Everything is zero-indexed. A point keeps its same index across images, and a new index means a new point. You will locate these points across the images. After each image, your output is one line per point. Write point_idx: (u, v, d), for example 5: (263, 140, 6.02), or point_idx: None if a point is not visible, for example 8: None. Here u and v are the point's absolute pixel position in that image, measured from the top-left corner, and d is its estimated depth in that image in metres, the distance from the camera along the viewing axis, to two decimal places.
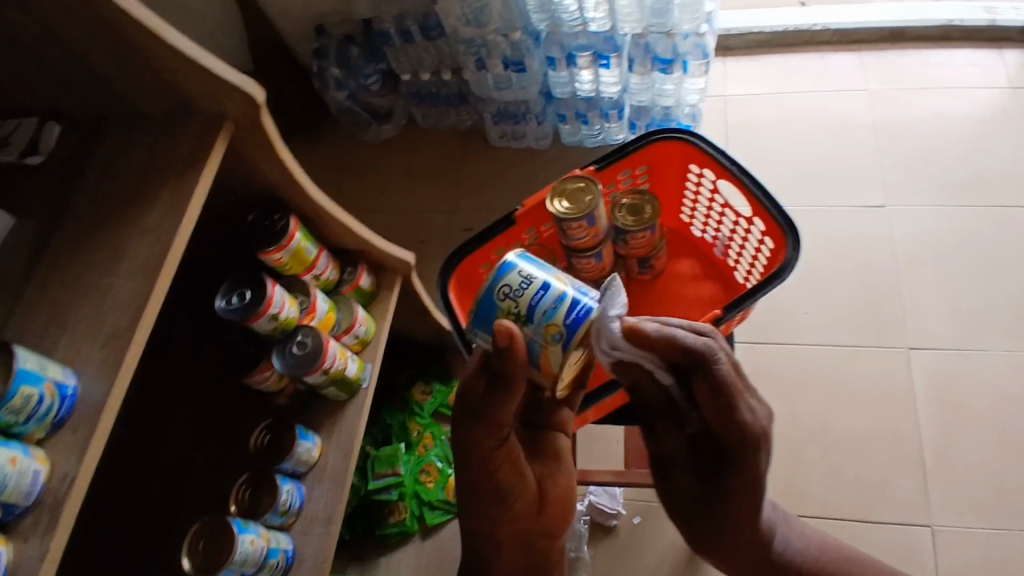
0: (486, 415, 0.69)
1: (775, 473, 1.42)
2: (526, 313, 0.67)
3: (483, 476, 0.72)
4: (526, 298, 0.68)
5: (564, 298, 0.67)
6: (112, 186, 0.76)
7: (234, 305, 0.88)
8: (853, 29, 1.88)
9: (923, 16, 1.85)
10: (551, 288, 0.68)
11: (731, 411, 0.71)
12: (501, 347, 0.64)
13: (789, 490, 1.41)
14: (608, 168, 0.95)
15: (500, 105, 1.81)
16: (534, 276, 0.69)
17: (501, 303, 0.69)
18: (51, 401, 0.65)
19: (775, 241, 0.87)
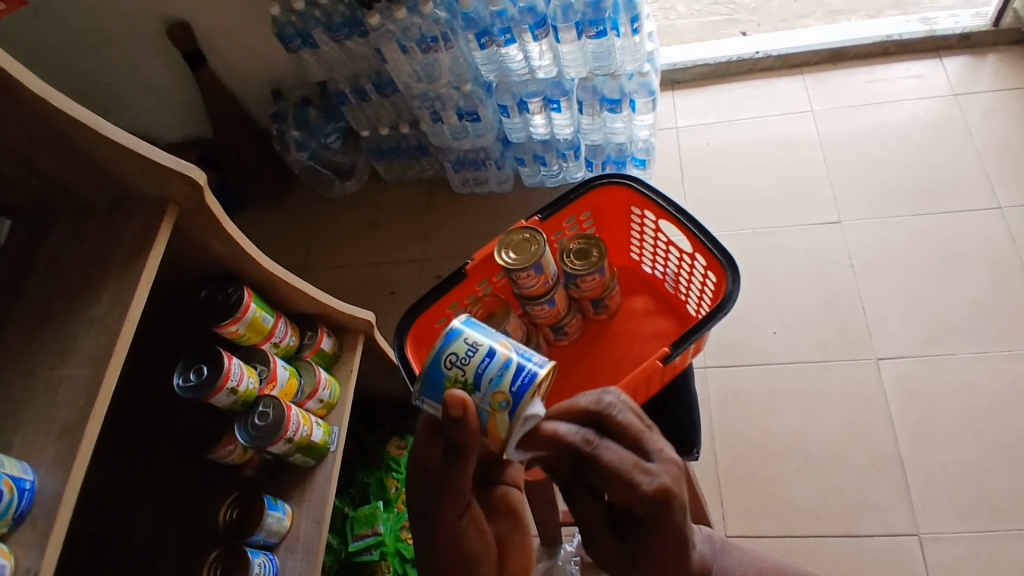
0: (445, 484, 0.69)
1: (758, 495, 1.43)
2: (473, 380, 0.68)
3: (448, 544, 0.70)
4: (473, 365, 0.68)
5: (510, 364, 0.68)
6: (61, 278, 0.77)
7: (191, 382, 0.88)
8: (794, 54, 1.95)
9: (860, 36, 1.94)
10: (496, 355, 0.69)
11: (631, 497, 0.63)
12: (454, 417, 0.66)
13: (775, 512, 1.41)
14: (552, 217, 0.97)
15: (459, 153, 1.85)
16: (479, 342, 0.70)
17: (447, 371, 0.69)
18: (10, 495, 0.62)
19: (717, 275, 0.90)
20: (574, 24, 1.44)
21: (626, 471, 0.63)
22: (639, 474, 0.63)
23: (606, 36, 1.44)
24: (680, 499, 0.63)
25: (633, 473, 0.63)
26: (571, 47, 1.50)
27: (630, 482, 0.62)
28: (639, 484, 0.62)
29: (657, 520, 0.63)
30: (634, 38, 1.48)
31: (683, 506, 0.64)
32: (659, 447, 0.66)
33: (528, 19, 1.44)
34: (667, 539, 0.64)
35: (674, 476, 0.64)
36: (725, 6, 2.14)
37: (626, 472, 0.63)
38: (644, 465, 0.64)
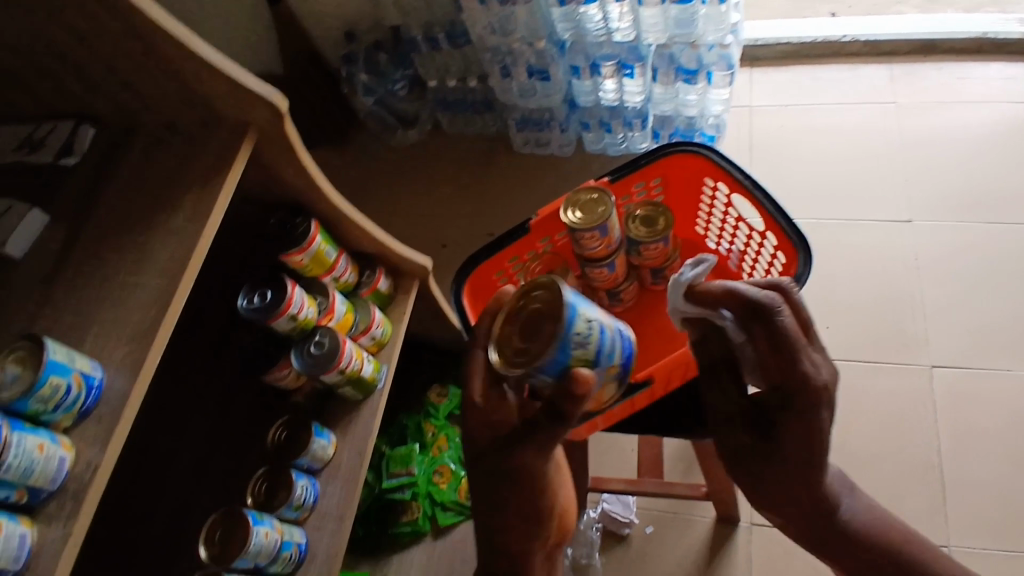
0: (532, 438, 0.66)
1: None
2: (594, 359, 0.64)
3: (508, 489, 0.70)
4: (595, 343, 0.64)
5: (615, 337, 0.68)
6: (139, 191, 0.80)
7: (255, 305, 0.91)
8: (884, 41, 1.86)
9: (955, 29, 1.84)
10: (606, 328, 0.66)
11: (793, 370, 0.63)
12: (576, 394, 0.61)
13: None
14: (622, 180, 0.96)
15: (524, 112, 1.83)
16: (593, 315, 0.64)
17: (571, 351, 0.62)
18: (78, 390, 0.66)
19: (787, 256, 0.88)
20: None
21: (799, 345, 0.63)
22: (806, 357, 0.64)
23: (691, 3, 1.40)
24: (829, 401, 0.65)
25: (808, 355, 0.64)
26: (653, 12, 1.45)
27: (797, 355, 0.63)
28: (804, 365, 0.63)
29: (801, 407, 0.64)
30: (720, 7, 1.42)
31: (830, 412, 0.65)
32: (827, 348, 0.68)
33: None
34: (800, 435, 0.66)
35: (838, 375, 0.66)
36: None
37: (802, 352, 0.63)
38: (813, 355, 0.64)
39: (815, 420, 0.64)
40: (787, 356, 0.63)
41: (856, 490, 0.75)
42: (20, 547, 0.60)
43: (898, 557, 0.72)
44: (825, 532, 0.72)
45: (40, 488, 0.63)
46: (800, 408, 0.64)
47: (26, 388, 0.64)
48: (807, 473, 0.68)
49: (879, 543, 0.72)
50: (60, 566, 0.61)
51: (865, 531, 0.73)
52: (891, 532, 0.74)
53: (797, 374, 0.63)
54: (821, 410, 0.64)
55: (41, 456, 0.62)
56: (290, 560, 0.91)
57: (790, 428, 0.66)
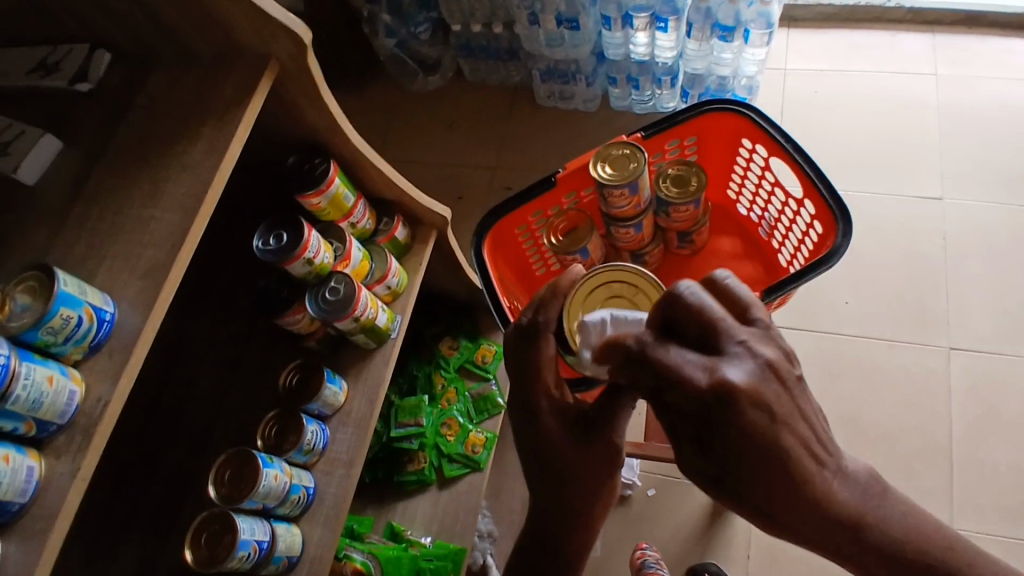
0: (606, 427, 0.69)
1: None
2: None
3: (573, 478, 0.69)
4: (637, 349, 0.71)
5: None
6: (155, 122, 0.76)
7: (271, 247, 0.89)
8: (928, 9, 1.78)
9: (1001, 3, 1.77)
10: None
11: (688, 397, 0.54)
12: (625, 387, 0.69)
13: None
14: (655, 137, 0.92)
15: (550, 63, 1.76)
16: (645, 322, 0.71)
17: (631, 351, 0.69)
18: (89, 324, 0.64)
19: (824, 227, 0.84)
20: None
21: (681, 369, 0.54)
22: (697, 374, 0.54)
23: None
24: (754, 400, 0.54)
25: (688, 370, 0.55)
26: None
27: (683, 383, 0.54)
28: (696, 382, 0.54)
29: (726, 420, 0.54)
30: None
31: (767, 409, 0.55)
32: (740, 335, 0.57)
33: None
34: (742, 447, 0.55)
35: (756, 369, 0.55)
36: None
37: (679, 370, 0.54)
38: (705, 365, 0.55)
39: (747, 425, 0.54)
40: (675, 386, 0.55)
41: (887, 492, 0.62)
42: (27, 481, 0.60)
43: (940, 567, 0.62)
44: (859, 552, 0.61)
45: (49, 421, 0.62)
46: (724, 424, 0.54)
47: (36, 318, 0.62)
48: (792, 479, 0.57)
49: (912, 554, 0.62)
50: (67, 500, 0.61)
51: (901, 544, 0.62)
52: (932, 533, 0.63)
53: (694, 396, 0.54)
54: (751, 425, 0.54)
55: (51, 389, 0.61)
56: (298, 503, 0.91)
57: (736, 443, 0.55)
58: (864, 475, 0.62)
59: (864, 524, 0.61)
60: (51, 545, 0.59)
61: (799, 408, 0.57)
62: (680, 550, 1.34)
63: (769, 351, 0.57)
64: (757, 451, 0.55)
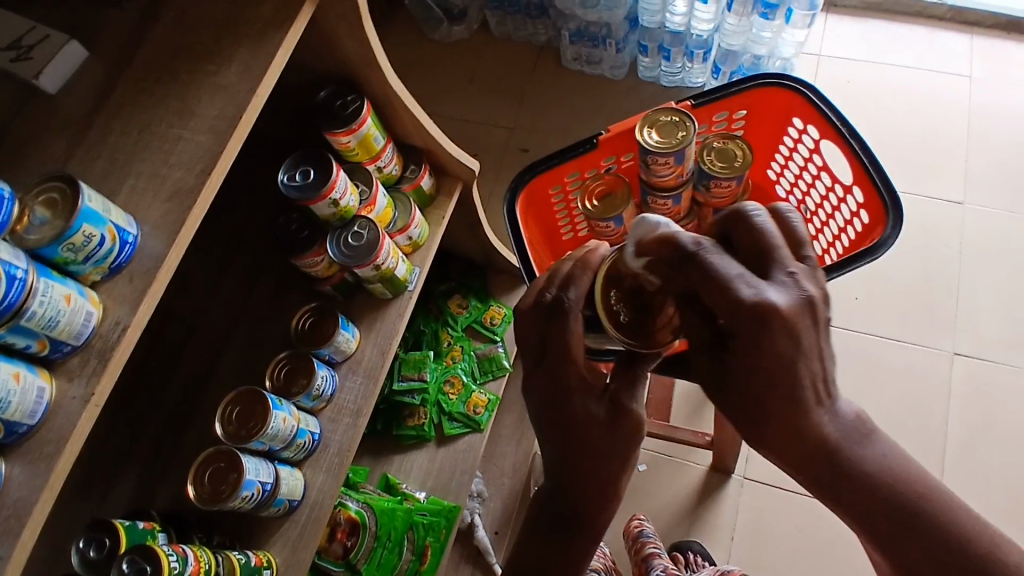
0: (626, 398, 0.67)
1: None
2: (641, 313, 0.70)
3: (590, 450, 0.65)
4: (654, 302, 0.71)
5: None
6: (185, 37, 0.72)
7: (296, 183, 0.85)
8: (970, 9, 1.74)
9: None
10: None
11: (727, 306, 0.52)
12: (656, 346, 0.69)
13: None
14: (705, 107, 0.88)
15: (582, 24, 1.70)
16: None
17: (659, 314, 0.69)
18: (112, 244, 0.61)
19: (871, 216, 0.82)
20: None
21: (730, 278, 0.51)
22: (742, 286, 0.51)
23: None
24: (789, 325, 0.52)
25: (737, 283, 0.52)
26: None
27: (727, 290, 0.51)
28: (738, 293, 0.51)
29: (752, 336, 0.52)
30: None
31: (793, 332, 0.53)
32: (792, 267, 0.54)
33: None
34: (754, 359, 0.54)
35: (799, 299, 0.53)
36: None
37: (727, 280, 0.51)
38: (750, 278, 0.52)
39: (772, 345, 0.53)
40: (718, 295, 0.51)
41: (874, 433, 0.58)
42: (37, 402, 0.58)
43: (922, 523, 0.55)
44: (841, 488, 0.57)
45: (64, 341, 0.59)
46: (745, 337, 0.53)
47: (56, 233, 0.59)
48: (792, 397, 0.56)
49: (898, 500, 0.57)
50: (80, 423, 0.59)
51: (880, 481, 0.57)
52: (915, 477, 0.57)
53: (732, 306, 0.52)
54: (778, 342, 0.53)
55: (69, 308, 0.58)
56: (303, 448, 0.89)
57: (750, 355, 0.54)
58: (852, 414, 0.59)
59: (843, 458, 0.57)
60: (61, 465, 0.58)
61: (820, 348, 0.55)
62: (667, 525, 1.34)
63: (813, 288, 0.54)
64: (769, 362, 0.54)
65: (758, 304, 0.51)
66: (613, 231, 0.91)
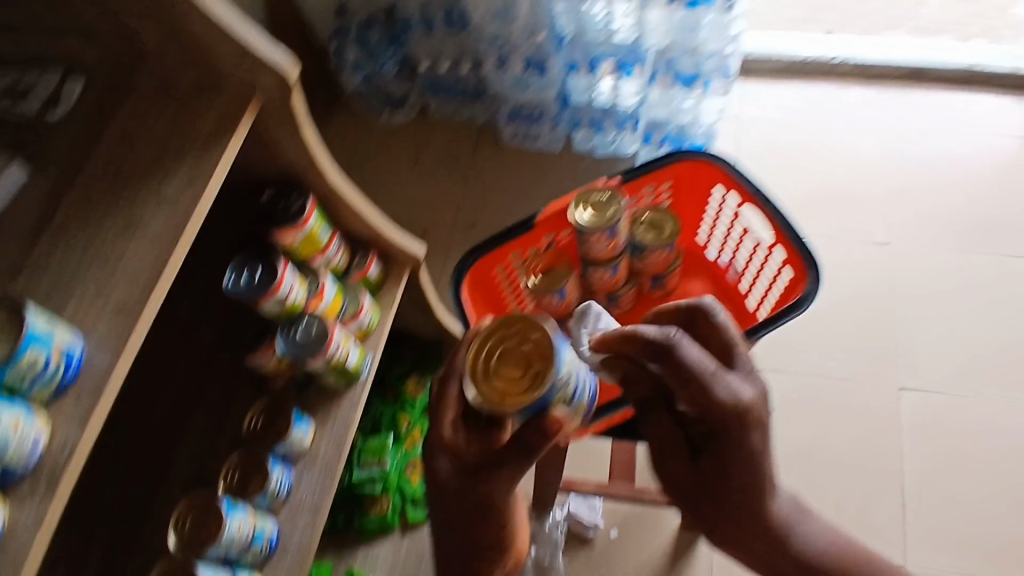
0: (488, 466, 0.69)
1: None
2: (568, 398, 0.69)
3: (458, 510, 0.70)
4: (570, 387, 0.69)
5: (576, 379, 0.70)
6: (127, 152, 0.74)
7: (243, 284, 0.87)
8: (875, 65, 1.89)
9: (945, 59, 1.87)
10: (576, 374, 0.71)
11: (706, 399, 0.67)
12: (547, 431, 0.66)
13: None
14: (631, 183, 0.94)
15: (514, 106, 1.82)
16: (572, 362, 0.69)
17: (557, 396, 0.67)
18: (57, 366, 0.61)
19: (794, 273, 0.88)
20: None
21: (707, 374, 0.66)
22: (716, 381, 0.67)
23: (697, 7, 1.44)
24: (756, 415, 0.69)
25: (712, 379, 0.67)
26: (660, 13, 1.48)
27: (706, 386, 0.66)
28: (715, 389, 0.66)
29: (729, 429, 0.68)
30: (726, 15, 1.46)
31: (758, 423, 0.69)
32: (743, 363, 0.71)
33: None
34: (728, 452, 0.71)
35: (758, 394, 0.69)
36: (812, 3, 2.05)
37: (705, 375, 0.66)
38: (720, 373, 0.68)
39: (747, 441, 0.69)
40: (698, 390, 0.66)
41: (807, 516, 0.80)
42: None
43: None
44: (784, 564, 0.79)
45: (13, 467, 0.59)
46: (725, 428, 0.69)
47: (6, 356, 0.61)
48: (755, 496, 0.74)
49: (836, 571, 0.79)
50: (31, 553, 0.57)
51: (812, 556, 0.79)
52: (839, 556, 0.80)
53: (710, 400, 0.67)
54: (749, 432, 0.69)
55: (16, 434, 0.58)
56: (260, 552, 0.87)
57: (725, 456, 0.71)
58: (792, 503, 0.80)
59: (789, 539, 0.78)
60: None
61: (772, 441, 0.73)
62: None
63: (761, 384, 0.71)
64: (741, 463, 0.71)
65: (732, 399, 0.67)
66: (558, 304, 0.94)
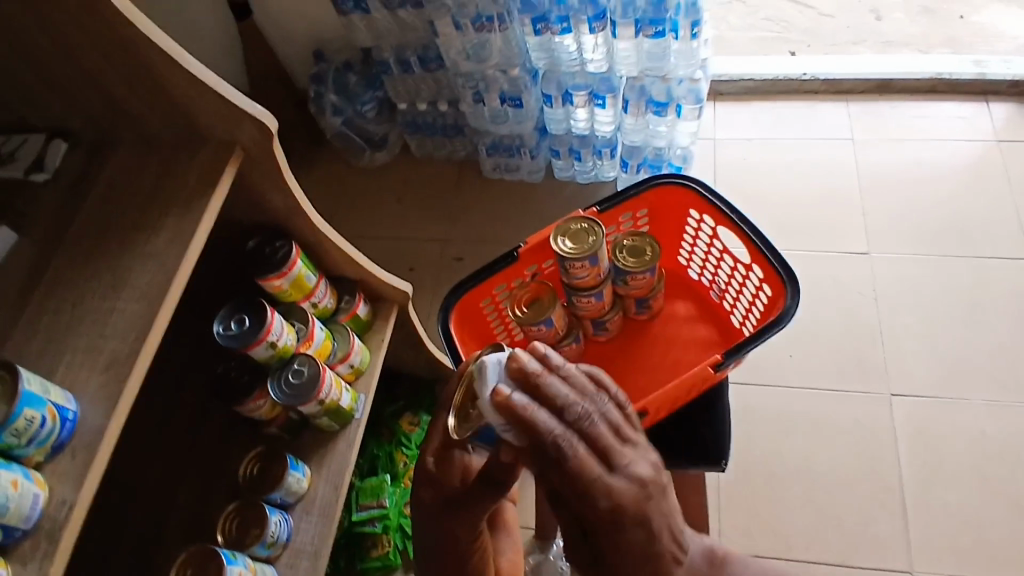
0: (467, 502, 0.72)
1: (752, 505, 1.44)
2: None
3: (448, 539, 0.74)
4: None
5: None
6: (113, 210, 0.75)
7: (232, 332, 0.87)
8: (841, 80, 1.94)
9: (910, 70, 1.92)
10: None
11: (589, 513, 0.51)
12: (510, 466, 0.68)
13: (761, 524, 1.42)
14: (609, 211, 0.96)
15: (495, 138, 1.84)
16: None
17: None
18: (53, 424, 0.62)
19: (773, 289, 0.90)
20: (633, 21, 1.47)
21: (588, 485, 0.50)
22: (600, 492, 0.50)
23: (663, 37, 1.47)
24: (639, 523, 0.51)
25: (594, 489, 0.50)
26: (627, 44, 1.53)
27: (589, 500, 0.50)
28: (597, 504, 0.50)
29: (610, 539, 0.51)
30: (692, 43, 1.50)
31: (645, 529, 0.51)
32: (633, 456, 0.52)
33: (587, 9, 1.47)
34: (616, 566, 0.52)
35: (633, 499, 0.51)
36: (776, 24, 2.11)
37: (586, 485, 0.50)
38: (606, 478, 0.51)
39: (633, 552, 0.51)
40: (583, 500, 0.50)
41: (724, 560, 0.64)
42: None
43: None
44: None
45: (13, 527, 0.59)
46: (608, 542, 0.51)
47: (2, 419, 0.61)
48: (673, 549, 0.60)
49: None
50: None
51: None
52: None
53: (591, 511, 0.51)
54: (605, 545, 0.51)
55: (15, 493, 0.59)
56: None
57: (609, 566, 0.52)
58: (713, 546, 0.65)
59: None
60: None
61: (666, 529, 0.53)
62: None
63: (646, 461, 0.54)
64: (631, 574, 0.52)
65: (615, 511, 0.50)
66: (546, 333, 0.95)
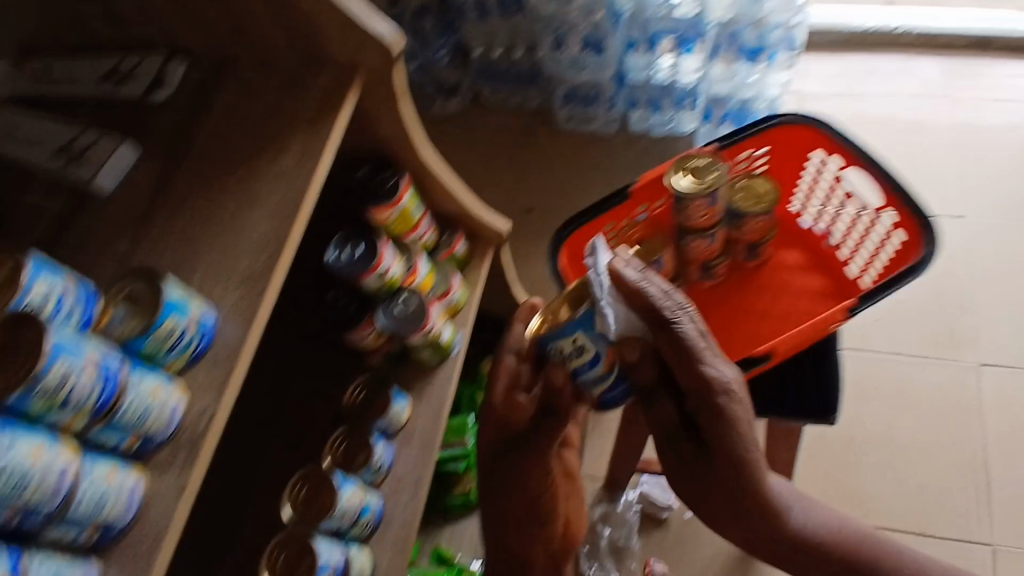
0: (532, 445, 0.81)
1: (833, 468, 1.40)
2: (573, 373, 0.74)
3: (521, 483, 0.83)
4: (575, 363, 0.73)
5: (603, 377, 0.72)
6: (235, 132, 0.75)
7: (346, 258, 0.87)
8: (938, 34, 1.83)
9: (1009, 26, 1.81)
10: (596, 366, 0.72)
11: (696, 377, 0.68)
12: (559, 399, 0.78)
13: (840, 489, 1.38)
14: (728, 151, 0.94)
15: (570, 87, 1.80)
16: (587, 347, 0.71)
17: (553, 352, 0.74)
18: (193, 335, 0.63)
19: (908, 231, 0.89)
20: None
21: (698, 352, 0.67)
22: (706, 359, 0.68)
23: None
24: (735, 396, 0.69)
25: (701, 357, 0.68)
26: None
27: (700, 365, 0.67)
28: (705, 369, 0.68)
29: (709, 405, 0.68)
30: None
31: (739, 402, 0.69)
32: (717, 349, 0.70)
33: None
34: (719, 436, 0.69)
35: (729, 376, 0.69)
36: None
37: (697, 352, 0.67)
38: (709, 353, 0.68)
39: (731, 417, 0.68)
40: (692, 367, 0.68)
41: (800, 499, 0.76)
42: (131, 501, 0.58)
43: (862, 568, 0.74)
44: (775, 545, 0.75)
45: (154, 434, 0.61)
46: (707, 408, 0.69)
47: (141, 329, 0.62)
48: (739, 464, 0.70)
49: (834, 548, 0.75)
50: (175, 517, 0.59)
51: (818, 541, 0.75)
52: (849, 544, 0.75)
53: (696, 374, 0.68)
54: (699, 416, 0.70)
55: (156, 400, 0.60)
56: (367, 525, 0.88)
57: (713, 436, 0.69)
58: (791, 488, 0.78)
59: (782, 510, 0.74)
60: (162, 553, 0.58)
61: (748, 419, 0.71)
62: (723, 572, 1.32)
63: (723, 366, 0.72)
64: (730, 445, 0.69)
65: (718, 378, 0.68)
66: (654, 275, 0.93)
